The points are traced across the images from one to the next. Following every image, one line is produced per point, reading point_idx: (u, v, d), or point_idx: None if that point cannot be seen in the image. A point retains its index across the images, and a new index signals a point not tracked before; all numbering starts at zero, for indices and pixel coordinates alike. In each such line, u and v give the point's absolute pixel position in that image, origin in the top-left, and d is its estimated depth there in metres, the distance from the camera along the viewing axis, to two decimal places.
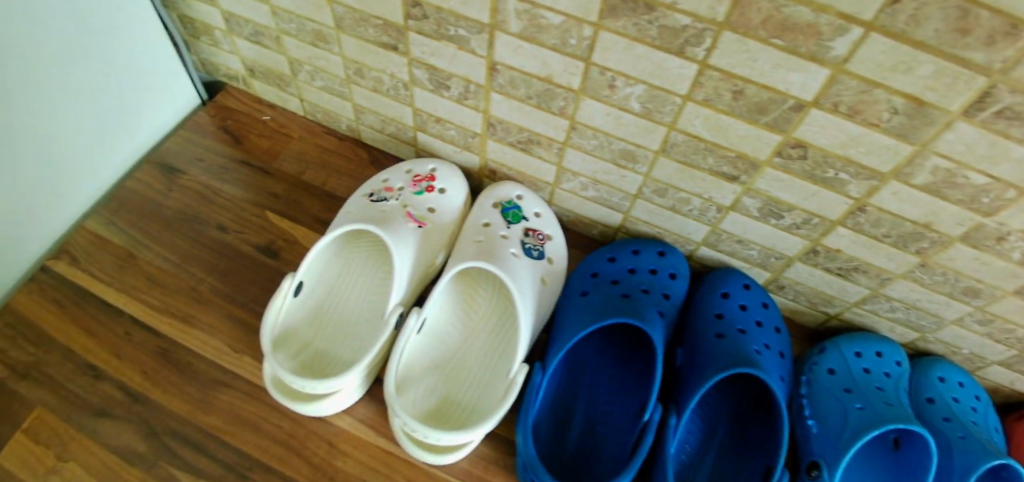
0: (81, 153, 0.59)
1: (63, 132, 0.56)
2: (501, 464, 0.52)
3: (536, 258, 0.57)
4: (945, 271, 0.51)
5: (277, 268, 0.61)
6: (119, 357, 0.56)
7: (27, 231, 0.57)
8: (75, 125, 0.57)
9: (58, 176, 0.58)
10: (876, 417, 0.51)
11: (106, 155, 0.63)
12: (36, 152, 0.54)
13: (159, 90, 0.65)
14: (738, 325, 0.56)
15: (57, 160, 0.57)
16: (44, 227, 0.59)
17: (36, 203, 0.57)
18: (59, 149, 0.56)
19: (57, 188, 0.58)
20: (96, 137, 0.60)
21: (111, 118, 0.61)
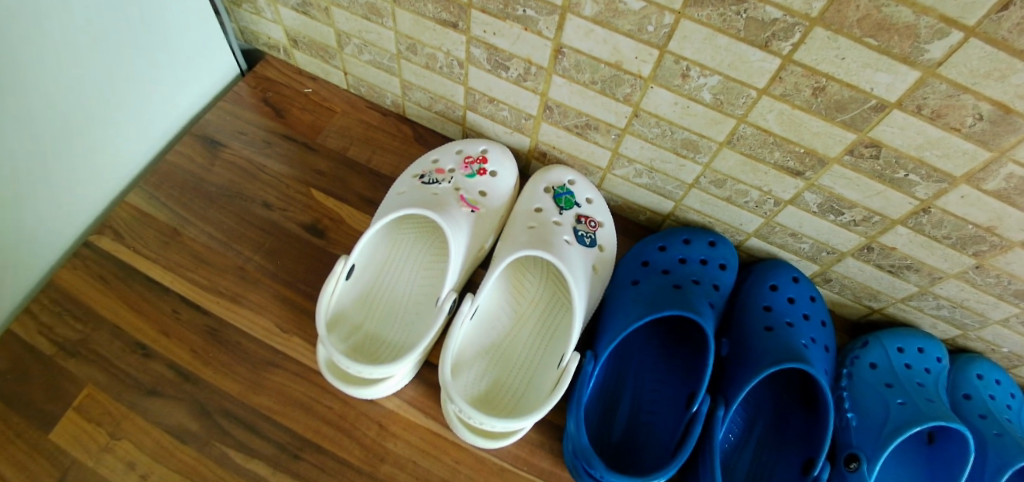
0: (119, 131, 0.58)
1: (102, 111, 0.55)
2: (547, 448, 0.54)
3: (588, 245, 0.57)
4: (999, 274, 0.51)
5: (323, 247, 0.61)
6: (167, 335, 0.57)
7: (74, 211, 0.58)
8: (114, 103, 0.56)
9: (97, 155, 0.57)
10: (917, 414, 0.52)
11: (142, 132, 0.62)
12: (76, 132, 0.53)
13: (198, 65, 0.64)
14: (787, 318, 0.56)
15: (96, 139, 0.56)
16: (84, 204, 0.59)
17: (77, 181, 0.56)
18: (98, 127, 0.55)
19: (95, 166, 0.58)
20: (134, 115, 0.59)
21: (149, 95, 0.60)
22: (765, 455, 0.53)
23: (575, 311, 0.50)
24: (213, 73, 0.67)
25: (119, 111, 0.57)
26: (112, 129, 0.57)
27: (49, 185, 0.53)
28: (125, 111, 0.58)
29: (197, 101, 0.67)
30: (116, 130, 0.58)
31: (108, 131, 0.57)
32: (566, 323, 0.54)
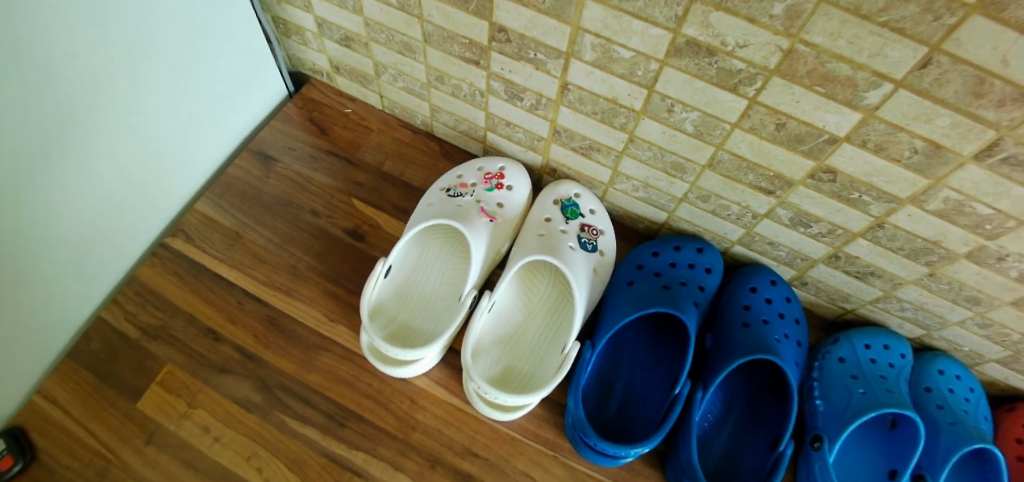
0: (182, 155, 0.68)
1: (170, 141, 0.65)
2: (553, 423, 0.63)
3: (590, 251, 0.66)
4: (950, 281, 0.59)
5: (363, 249, 0.71)
6: (233, 322, 0.67)
7: (149, 210, 0.68)
8: (179, 134, 0.66)
9: (164, 177, 0.67)
10: (875, 401, 0.60)
11: (202, 155, 0.72)
12: (148, 158, 0.63)
13: (253, 78, 0.73)
14: (763, 315, 0.64)
15: (165, 163, 0.66)
16: (153, 218, 0.69)
17: (148, 199, 0.66)
18: (166, 154, 0.65)
19: (164, 186, 0.68)
20: (199, 129, 0.69)
21: (206, 125, 0.70)
22: (740, 434, 0.61)
23: (577, 307, 0.59)
24: (261, 100, 0.77)
25: (183, 140, 0.67)
26: (177, 154, 0.67)
27: (124, 203, 0.63)
28: (187, 139, 0.68)
29: (255, 114, 0.77)
30: (181, 155, 0.68)
31: (173, 156, 0.67)
32: (569, 317, 0.63)
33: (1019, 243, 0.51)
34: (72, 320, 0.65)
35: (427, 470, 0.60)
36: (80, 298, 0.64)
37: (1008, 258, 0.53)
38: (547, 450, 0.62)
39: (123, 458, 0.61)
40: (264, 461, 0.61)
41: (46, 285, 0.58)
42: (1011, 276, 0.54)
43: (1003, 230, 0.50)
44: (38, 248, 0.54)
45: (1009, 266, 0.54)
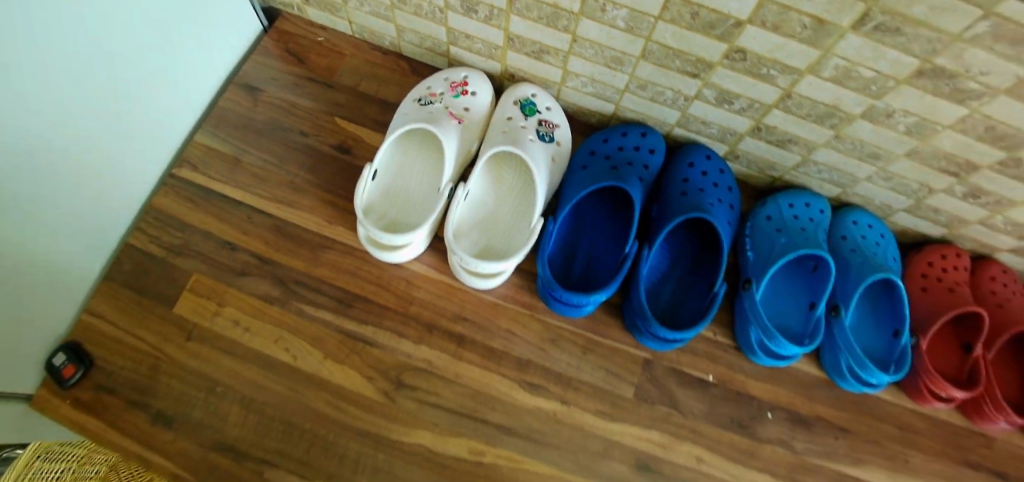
0: (162, 116, 0.75)
1: (147, 105, 0.71)
2: (528, 288, 0.75)
3: (548, 142, 0.76)
4: (853, 141, 0.66)
5: (351, 162, 0.81)
6: (246, 234, 0.77)
7: (148, 153, 0.76)
8: (155, 98, 0.72)
9: (149, 137, 0.74)
10: (795, 247, 0.71)
11: (182, 112, 0.78)
12: (130, 126, 0.69)
13: (220, 14, 0.78)
14: (699, 185, 0.74)
15: (148, 123, 0.73)
16: (152, 164, 0.77)
17: (138, 159, 0.74)
18: (146, 118, 0.72)
19: (150, 145, 0.75)
20: (178, 76, 0.74)
21: (178, 84, 0.75)
22: (682, 282, 0.73)
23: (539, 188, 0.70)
24: (233, 48, 0.83)
25: (160, 97, 0.73)
26: (156, 116, 0.74)
27: (116, 169, 0.70)
28: (163, 102, 0.74)
29: (235, 47, 0.83)
30: (160, 116, 0.75)
31: (153, 119, 0.73)
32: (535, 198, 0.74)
33: (901, 99, 0.59)
34: (99, 252, 0.74)
35: (426, 335, 0.73)
36: (100, 241, 0.73)
37: (895, 114, 0.61)
38: (525, 310, 0.74)
39: (170, 353, 0.73)
40: (289, 342, 0.73)
41: (68, 236, 0.66)
42: (899, 130, 0.62)
43: (886, 89, 0.58)
44: (54, 209, 0.62)
45: (897, 121, 0.61)
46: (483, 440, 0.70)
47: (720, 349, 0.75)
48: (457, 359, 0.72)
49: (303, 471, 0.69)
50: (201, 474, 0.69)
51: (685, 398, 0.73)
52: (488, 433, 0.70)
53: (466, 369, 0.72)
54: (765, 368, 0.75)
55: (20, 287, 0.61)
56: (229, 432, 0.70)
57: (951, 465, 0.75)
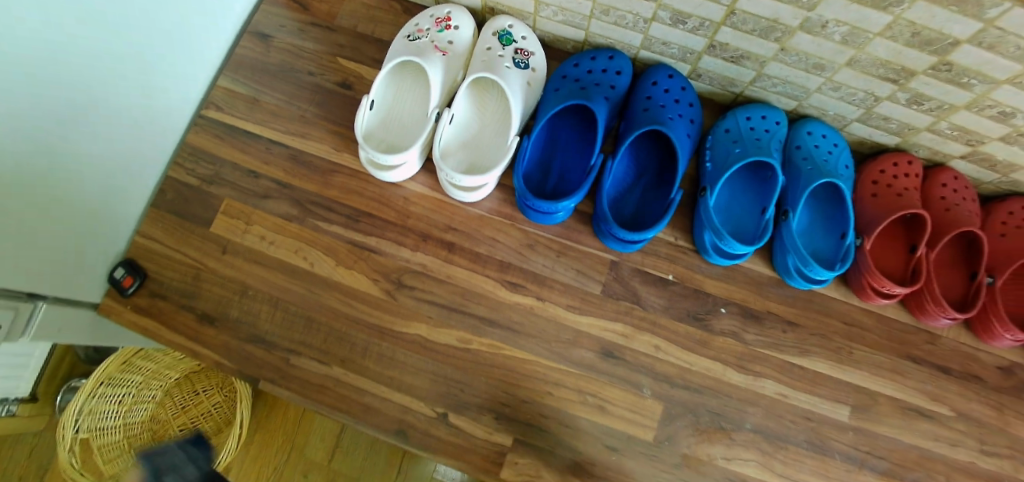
0: (177, 66, 0.86)
1: (160, 57, 0.82)
2: (509, 202, 0.85)
3: (523, 69, 0.84)
4: (798, 53, 0.72)
5: (353, 96, 0.92)
6: (265, 163, 0.89)
7: (173, 99, 0.88)
8: (167, 52, 0.83)
9: (169, 85, 0.86)
10: (745, 155, 0.78)
11: (196, 64, 0.90)
12: (146, 77, 0.80)
13: None
14: (660, 102, 0.81)
15: (165, 74, 0.84)
16: (180, 110, 0.90)
17: (160, 106, 0.86)
18: (162, 71, 0.83)
19: (172, 94, 0.87)
20: (186, 29, 0.85)
21: (189, 35, 0.86)
22: (647, 191, 0.82)
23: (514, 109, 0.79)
24: None
25: (173, 50, 0.84)
26: (168, 68, 0.84)
27: (140, 117, 0.82)
28: (174, 55, 0.84)
29: None
30: (177, 67, 0.86)
31: (170, 70, 0.85)
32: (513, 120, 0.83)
33: (831, 9, 0.64)
34: (145, 186, 0.88)
35: (421, 243, 0.84)
36: (142, 178, 0.87)
37: (828, 25, 0.66)
38: (507, 221, 0.85)
39: (209, 264, 0.85)
40: (307, 252, 0.85)
41: (111, 175, 0.80)
42: (835, 40, 0.68)
43: (815, 1, 0.63)
44: (92, 154, 0.75)
45: (832, 31, 0.67)
46: (469, 331, 0.81)
47: (681, 252, 0.83)
48: (448, 263, 0.83)
49: (320, 357, 0.81)
50: (236, 361, 0.81)
51: (646, 294, 0.82)
52: (474, 325, 0.81)
53: (455, 271, 0.83)
54: (722, 269, 0.83)
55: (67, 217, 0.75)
56: (260, 326, 0.83)
57: (895, 358, 0.82)
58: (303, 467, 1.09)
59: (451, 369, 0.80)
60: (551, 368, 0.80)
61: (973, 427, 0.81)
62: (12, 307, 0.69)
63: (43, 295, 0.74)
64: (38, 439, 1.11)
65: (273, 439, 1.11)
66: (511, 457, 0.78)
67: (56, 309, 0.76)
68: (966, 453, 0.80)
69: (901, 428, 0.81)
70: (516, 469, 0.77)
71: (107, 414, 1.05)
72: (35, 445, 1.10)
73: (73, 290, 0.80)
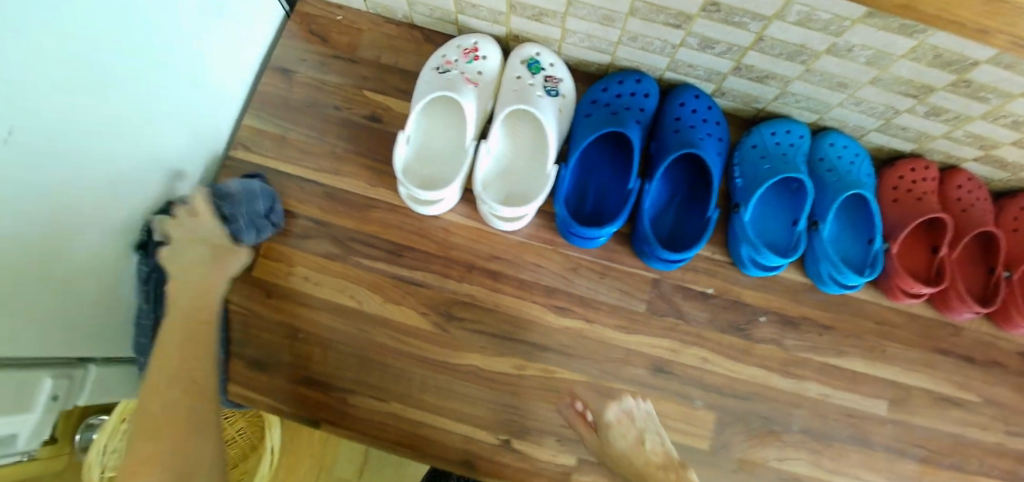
0: (200, 123, 0.83)
1: (185, 119, 0.78)
2: (549, 227, 0.87)
3: (553, 96, 0.87)
4: (822, 73, 0.76)
5: (383, 128, 0.92)
6: (301, 202, 0.89)
7: (195, 155, 0.85)
8: (191, 112, 0.79)
9: (192, 142, 0.83)
10: (775, 172, 0.82)
11: (220, 115, 0.88)
12: (170, 139, 0.76)
13: (246, 15, 0.84)
14: (690, 122, 0.84)
15: (189, 133, 0.81)
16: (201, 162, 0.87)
17: (182, 163, 0.82)
18: (186, 131, 0.80)
19: (195, 150, 0.84)
20: (211, 85, 0.82)
21: (213, 91, 0.83)
22: (681, 209, 0.85)
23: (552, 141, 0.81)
24: (265, 33, 0.93)
25: (196, 109, 0.80)
26: (192, 127, 0.81)
27: (162, 179, 0.78)
28: (199, 95, 0.80)
29: (267, 35, 0.93)
30: (200, 124, 0.83)
31: (193, 128, 0.81)
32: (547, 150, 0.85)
33: (857, 36, 0.67)
34: None
35: (466, 273, 0.86)
36: None
37: (854, 49, 0.70)
38: (549, 246, 0.86)
39: (255, 309, 0.85)
40: (354, 290, 0.85)
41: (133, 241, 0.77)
42: (860, 62, 0.72)
43: (843, 28, 0.67)
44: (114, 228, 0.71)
45: (857, 55, 0.70)
46: (522, 357, 0.84)
47: (719, 265, 0.86)
48: (495, 291, 0.85)
49: (378, 394, 0.82)
50: (295, 405, 0.83)
51: (688, 309, 0.85)
52: (526, 351, 0.84)
53: (503, 298, 0.85)
54: (757, 278, 0.87)
55: (77, 263, 0.68)
56: (315, 368, 0.83)
57: (924, 351, 0.87)
58: None
59: (508, 396, 0.83)
60: (603, 386, 0.83)
61: (1000, 411, 0.86)
62: (67, 374, 0.74)
63: (93, 358, 0.80)
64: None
65: (301, 464, 1.09)
66: (576, 476, 0.82)
67: (104, 370, 0.82)
68: (994, 435, 0.86)
69: (934, 417, 0.86)
70: None
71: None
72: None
73: (118, 352, 0.85)
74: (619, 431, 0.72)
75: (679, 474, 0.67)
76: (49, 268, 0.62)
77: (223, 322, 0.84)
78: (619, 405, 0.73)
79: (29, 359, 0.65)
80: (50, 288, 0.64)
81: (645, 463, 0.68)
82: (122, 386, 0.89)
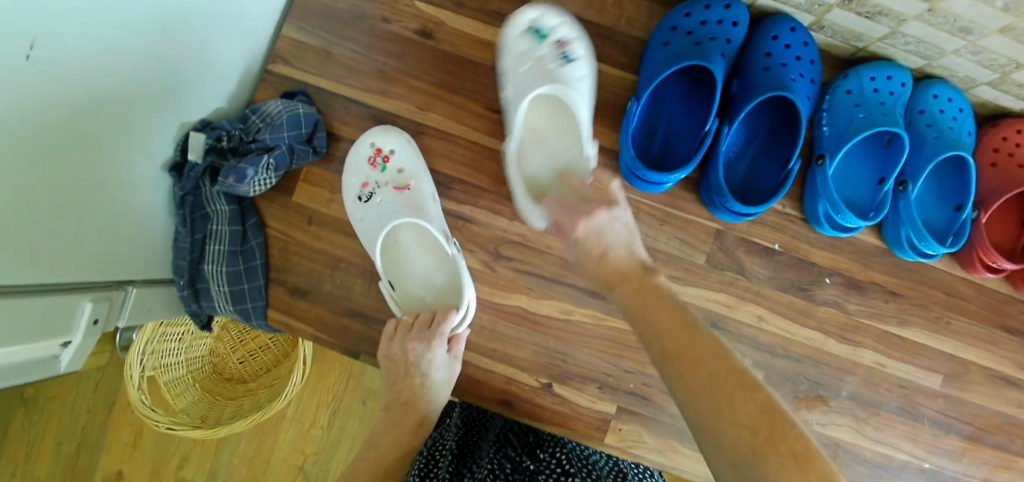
0: (211, 61, 0.77)
1: (179, 69, 0.71)
2: (610, 167, 0.81)
3: (568, 61, 0.78)
4: (946, 15, 0.67)
5: (434, 46, 0.84)
6: (347, 125, 0.84)
7: (207, 94, 0.79)
8: (189, 60, 0.72)
9: (200, 86, 0.77)
10: (871, 123, 0.75)
11: (243, 38, 0.81)
12: (162, 94, 0.70)
13: None
14: (781, 60, 0.77)
15: (190, 80, 0.74)
16: (220, 94, 0.82)
17: (188, 109, 0.76)
18: (186, 79, 0.73)
19: (206, 89, 0.78)
20: (216, 25, 0.74)
21: (222, 26, 0.75)
22: (757, 158, 0.78)
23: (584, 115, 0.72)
24: None
25: (197, 55, 0.73)
26: (195, 72, 0.74)
27: (163, 129, 0.73)
28: (202, 39, 0.72)
29: None
30: (207, 64, 0.76)
31: (199, 73, 0.75)
32: (575, 131, 0.74)
33: None
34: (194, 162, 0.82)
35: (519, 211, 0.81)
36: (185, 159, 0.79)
37: None
38: None
39: (295, 236, 0.82)
40: None
41: (141, 186, 0.73)
42: (998, 7, 0.63)
43: None
44: (106, 201, 0.67)
45: None
46: (572, 302, 0.80)
47: (788, 221, 0.81)
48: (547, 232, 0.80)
49: None
50: (335, 334, 0.81)
51: (750, 264, 0.81)
52: (575, 296, 0.80)
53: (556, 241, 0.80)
54: (829, 238, 0.81)
55: (79, 242, 0.65)
56: (357, 299, 0.82)
57: (991, 328, 0.83)
58: (362, 394, 1.17)
59: (554, 341, 0.80)
60: None
61: None
62: (106, 297, 0.72)
63: (132, 280, 0.78)
64: (101, 375, 1.19)
65: (330, 376, 1.17)
66: (616, 424, 0.80)
67: (145, 291, 0.80)
68: None
69: (989, 395, 0.83)
70: (621, 435, 0.80)
71: (168, 351, 1.10)
72: (99, 382, 1.19)
73: (160, 273, 0.83)
74: (587, 248, 0.61)
75: (651, 282, 0.60)
76: (39, 255, 0.59)
77: (258, 249, 0.81)
78: (586, 222, 0.61)
79: (58, 285, 0.65)
80: (49, 270, 0.62)
81: (614, 270, 0.61)
82: (170, 306, 0.88)
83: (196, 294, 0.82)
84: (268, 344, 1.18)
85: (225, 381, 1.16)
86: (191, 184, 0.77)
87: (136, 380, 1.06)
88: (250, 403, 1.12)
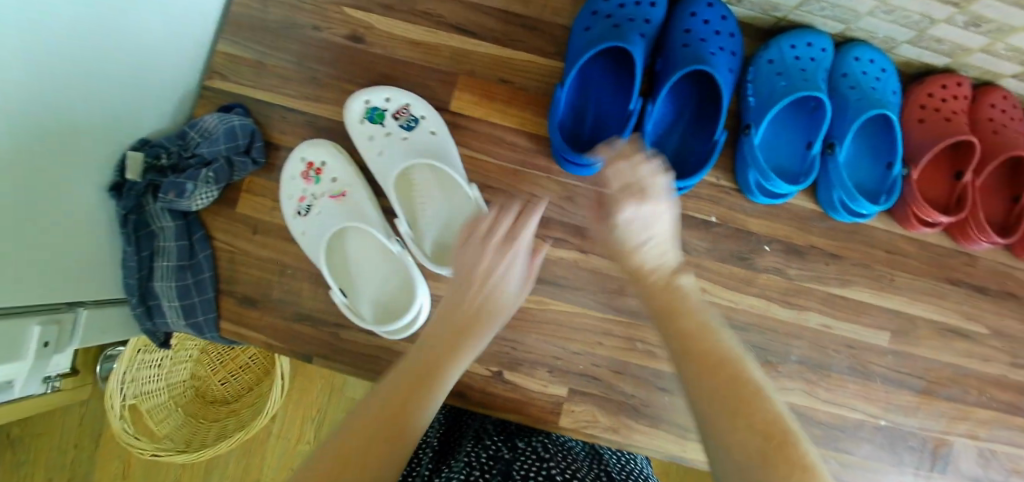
0: (149, 82, 0.78)
1: (118, 92, 0.73)
2: (544, 154, 0.82)
3: (414, 126, 0.83)
4: None
5: (365, 49, 0.85)
6: (286, 134, 0.85)
7: (147, 115, 0.81)
8: (127, 83, 0.74)
9: (139, 108, 0.78)
10: (792, 89, 0.77)
11: (180, 57, 0.83)
12: (105, 117, 0.73)
13: None
14: (700, 36, 0.78)
15: (129, 102, 0.76)
16: (160, 114, 0.83)
17: (128, 131, 0.78)
18: (125, 102, 0.75)
19: (146, 110, 0.80)
20: (150, 45, 0.76)
21: (156, 47, 0.77)
22: (684, 134, 0.80)
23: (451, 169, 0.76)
24: None
25: (133, 77, 0.75)
26: (133, 95, 0.76)
27: (106, 152, 0.75)
28: (137, 61, 0.75)
29: None
30: (146, 85, 0.78)
31: (137, 94, 0.77)
32: (449, 181, 0.78)
33: None
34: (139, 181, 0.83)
35: None
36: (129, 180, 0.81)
37: None
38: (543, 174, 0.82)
39: (242, 246, 0.84)
40: None
41: (87, 209, 0.75)
42: None
43: None
44: (61, 226, 0.70)
45: None
46: None
47: (722, 192, 0.82)
48: None
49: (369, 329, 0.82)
50: (287, 340, 0.83)
51: (689, 238, 0.82)
52: None
53: None
54: (764, 206, 0.83)
55: (37, 266, 0.67)
56: (305, 303, 0.83)
57: (934, 282, 0.84)
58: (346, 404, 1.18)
59: (503, 329, 0.81)
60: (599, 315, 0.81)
61: (1007, 343, 0.85)
62: (55, 319, 0.73)
63: (83, 302, 0.78)
64: (85, 409, 1.20)
65: (312, 390, 1.18)
66: (569, 406, 0.81)
67: (97, 312, 0.81)
68: (996, 367, 0.84)
69: (938, 349, 0.84)
70: (573, 416, 0.80)
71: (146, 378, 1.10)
72: (83, 415, 1.20)
73: (110, 293, 0.84)
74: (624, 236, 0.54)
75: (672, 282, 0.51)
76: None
77: (207, 262, 0.83)
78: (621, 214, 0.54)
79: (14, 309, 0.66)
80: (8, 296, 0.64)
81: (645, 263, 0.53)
82: (125, 326, 0.89)
83: (149, 311, 0.83)
84: (249, 363, 1.19)
85: (209, 403, 1.17)
86: (133, 202, 0.77)
87: (117, 409, 1.04)
88: (234, 422, 1.13)
